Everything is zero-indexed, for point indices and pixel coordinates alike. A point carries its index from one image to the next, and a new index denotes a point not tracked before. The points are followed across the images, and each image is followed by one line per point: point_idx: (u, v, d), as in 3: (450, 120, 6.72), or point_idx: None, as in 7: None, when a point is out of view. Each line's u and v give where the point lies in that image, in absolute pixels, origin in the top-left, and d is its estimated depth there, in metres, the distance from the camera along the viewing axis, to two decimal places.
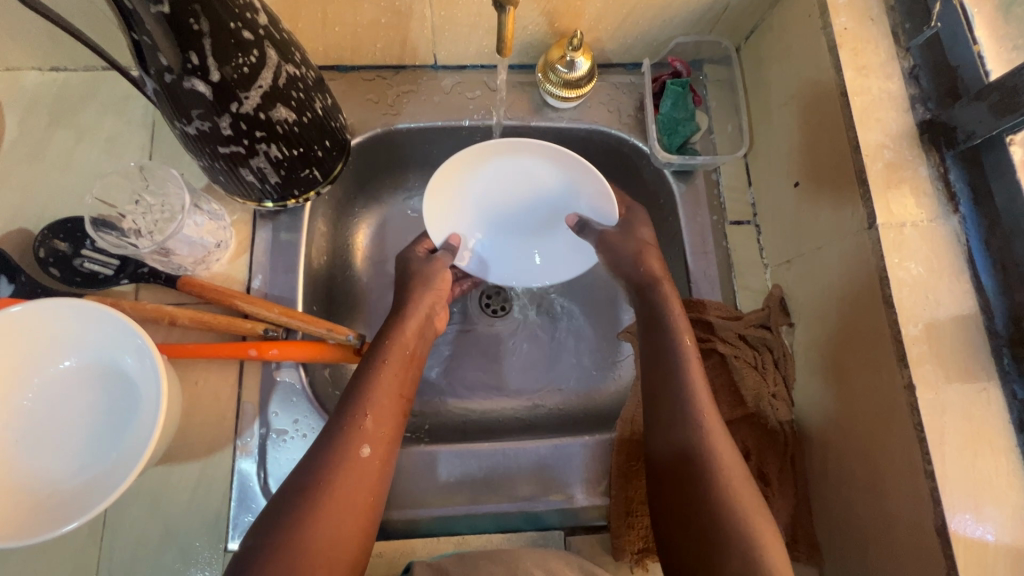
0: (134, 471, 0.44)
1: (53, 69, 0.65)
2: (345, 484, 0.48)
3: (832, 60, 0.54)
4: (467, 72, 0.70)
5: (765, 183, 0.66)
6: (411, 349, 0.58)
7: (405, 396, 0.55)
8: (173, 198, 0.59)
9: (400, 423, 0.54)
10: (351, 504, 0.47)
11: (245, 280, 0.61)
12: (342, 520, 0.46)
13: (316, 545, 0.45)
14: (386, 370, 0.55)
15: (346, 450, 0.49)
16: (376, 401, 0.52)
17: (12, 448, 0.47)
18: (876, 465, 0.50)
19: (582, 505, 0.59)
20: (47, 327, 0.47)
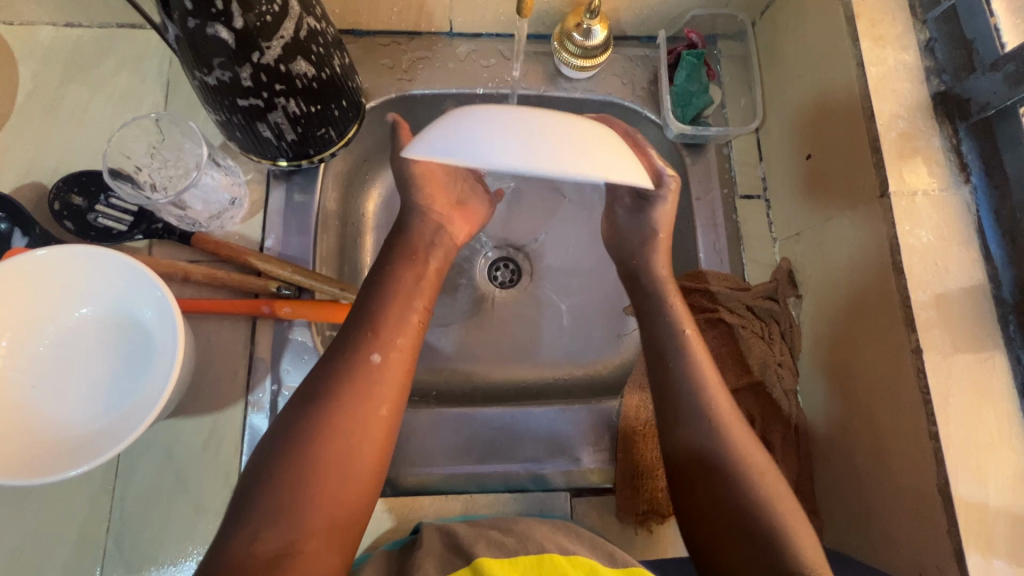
0: (151, 417, 0.44)
1: (68, 25, 0.65)
2: (360, 387, 0.49)
3: (849, 30, 0.54)
4: (482, 41, 0.70)
5: (776, 157, 0.66)
6: (422, 258, 0.59)
7: (418, 301, 0.56)
8: (191, 155, 0.59)
9: (417, 334, 0.54)
10: (365, 413, 0.48)
11: (258, 240, 0.62)
12: (355, 431, 0.47)
13: (331, 450, 0.46)
14: (394, 282, 0.56)
15: (358, 355, 0.50)
16: (388, 312, 0.53)
17: (28, 394, 0.48)
18: (879, 402, 0.52)
19: (589, 468, 0.59)
20: (68, 275, 0.47)
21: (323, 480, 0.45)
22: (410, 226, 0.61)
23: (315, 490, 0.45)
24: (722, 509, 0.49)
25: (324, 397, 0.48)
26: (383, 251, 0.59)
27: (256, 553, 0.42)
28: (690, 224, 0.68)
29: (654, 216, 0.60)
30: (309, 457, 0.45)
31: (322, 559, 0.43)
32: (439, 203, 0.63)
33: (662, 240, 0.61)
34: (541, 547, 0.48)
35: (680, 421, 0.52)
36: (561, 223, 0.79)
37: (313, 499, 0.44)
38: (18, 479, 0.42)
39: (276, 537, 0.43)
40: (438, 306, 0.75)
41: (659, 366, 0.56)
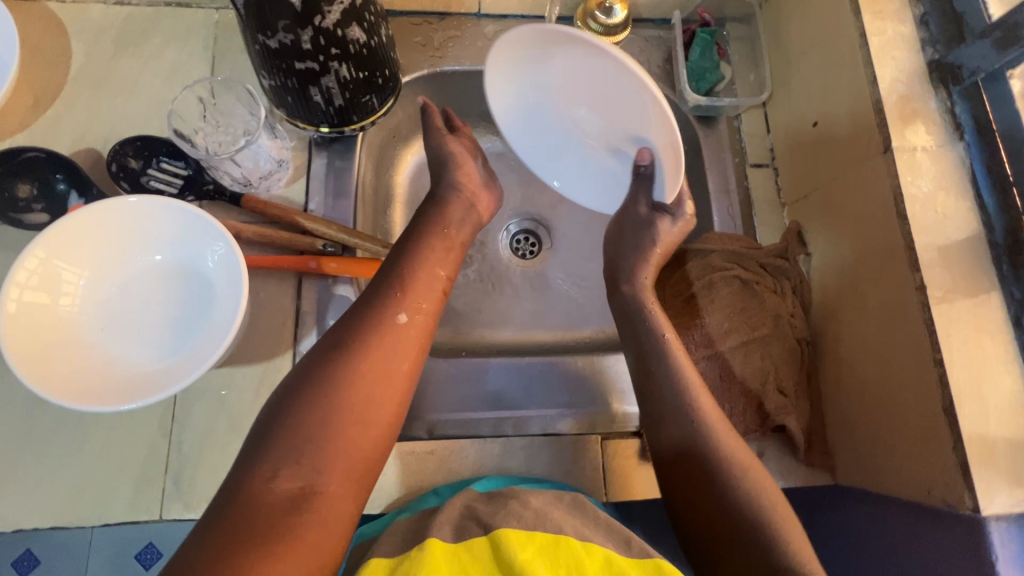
0: (218, 354, 0.47)
1: (118, 3, 0.69)
2: (385, 342, 0.51)
3: (852, 5, 0.60)
4: (508, 22, 0.75)
5: (784, 128, 0.71)
6: (443, 227, 0.62)
7: (445, 272, 0.59)
8: (248, 117, 0.64)
9: (438, 297, 0.57)
10: (386, 366, 0.50)
11: (302, 203, 0.65)
12: (378, 385, 0.49)
13: (355, 399, 0.48)
14: (422, 248, 0.59)
15: (386, 315, 0.52)
16: (413, 276, 0.56)
17: (96, 334, 0.50)
18: (890, 360, 0.55)
19: (618, 414, 0.62)
20: (147, 223, 0.51)
21: (350, 425, 0.47)
22: (436, 204, 0.64)
23: (337, 437, 0.46)
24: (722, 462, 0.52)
25: (354, 350, 0.50)
26: (410, 224, 0.62)
27: (276, 492, 0.43)
28: (704, 191, 0.73)
29: (656, 231, 0.62)
30: (332, 403, 0.47)
31: (339, 504, 0.45)
32: (470, 181, 0.66)
33: (658, 253, 0.63)
34: (557, 527, 0.49)
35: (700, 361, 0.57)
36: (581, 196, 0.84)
37: (332, 446, 0.46)
38: (96, 407, 0.45)
39: (294, 478, 0.44)
40: (465, 274, 0.79)
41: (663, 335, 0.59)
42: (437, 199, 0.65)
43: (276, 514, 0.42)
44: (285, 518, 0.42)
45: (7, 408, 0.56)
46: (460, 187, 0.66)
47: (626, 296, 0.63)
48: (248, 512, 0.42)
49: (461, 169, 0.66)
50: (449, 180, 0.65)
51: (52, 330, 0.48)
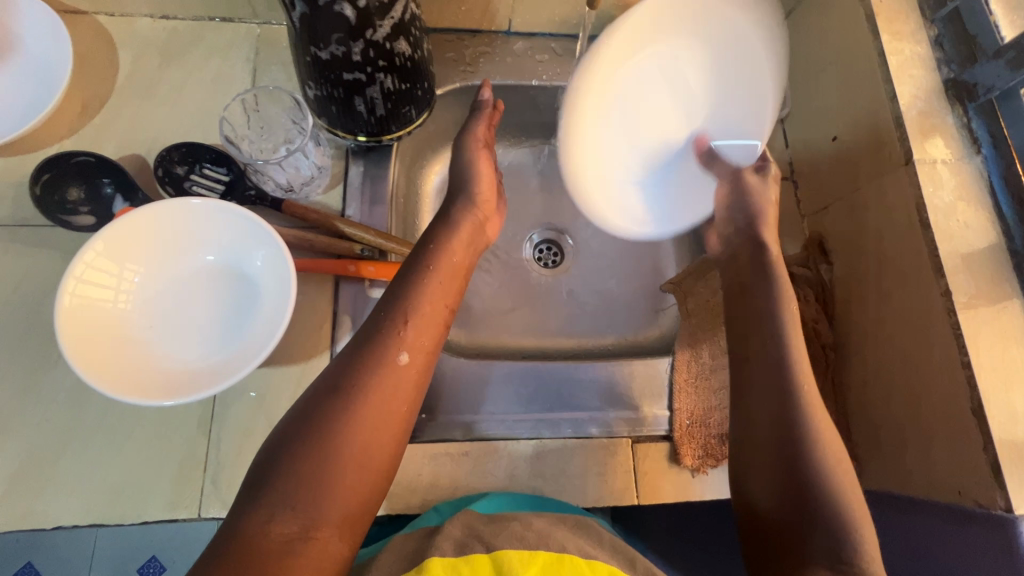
0: (265, 353, 0.48)
1: (163, 17, 0.71)
2: (385, 386, 0.50)
3: (870, 27, 0.63)
4: (536, 39, 0.78)
5: (802, 142, 0.74)
6: (453, 255, 0.60)
7: (449, 305, 0.57)
8: (297, 126, 0.67)
9: (441, 332, 0.56)
10: (385, 412, 0.49)
11: (340, 208, 0.67)
12: (374, 429, 0.48)
13: (355, 445, 0.47)
14: (427, 279, 0.57)
15: (386, 353, 0.51)
16: (418, 311, 0.54)
17: (145, 332, 0.51)
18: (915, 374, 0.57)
19: (647, 417, 0.64)
20: (200, 225, 0.53)
21: (346, 468, 0.46)
22: (448, 226, 0.63)
23: (336, 481, 0.46)
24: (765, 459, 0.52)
25: (355, 394, 0.49)
26: (419, 246, 0.60)
27: (271, 537, 0.42)
28: None
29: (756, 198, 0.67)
30: (332, 445, 0.46)
31: (335, 548, 0.44)
32: (485, 200, 0.67)
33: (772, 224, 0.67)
34: (566, 545, 0.51)
35: (755, 353, 0.57)
36: None
37: (333, 490, 0.45)
38: (148, 402, 0.46)
39: (290, 523, 0.43)
40: (492, 282, 0.81)
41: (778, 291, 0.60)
42: (449, 218, 0.64)
43: (276, 555, 0.42)
44: (279, 565, 0.41)
45: (49, 405, 0.56)
46: (467, 214, 0.65)
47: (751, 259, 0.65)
48: (246, 556, 0.41)
49: (476, 200, 0.66)
50: (465, 206, 0.65)
51: (107, 325, 0.50)
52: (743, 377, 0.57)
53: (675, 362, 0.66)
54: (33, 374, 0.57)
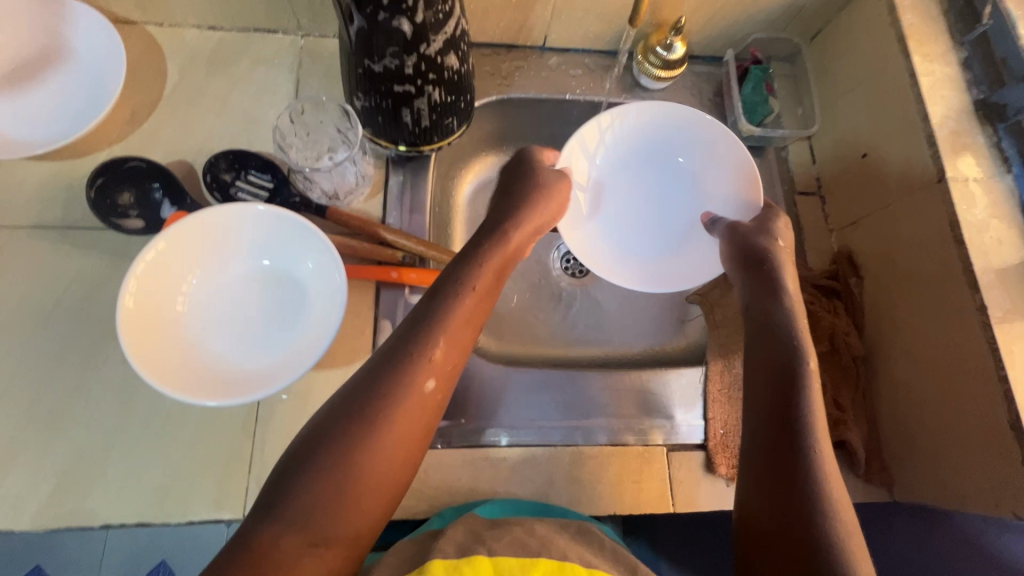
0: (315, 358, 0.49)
1: (210, 28, 0.73)
2: (407, 410, 0.46)
3: (901, 48, 0.65)
4: (570, 54, 0.80)
5: (830, 158, 0.76)
6: (496, 268, 0.55)
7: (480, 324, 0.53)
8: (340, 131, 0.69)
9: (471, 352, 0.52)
10: (409, 434, 0.46)
11: (381, 216, 0.69)
12: (395, 449, 0.46)
13: (367, 467, 0.45)
14: (466, 296, 0.52)
15: (419, 372, 0.48)
16: (454, 329, 0.50)
17: (198, 335, 0.52)
18: (952, 389, 0.58)
19: (681, 426, 0.65)
20: (256, 231, 0.54)
21: (363, 487, 0.44)
22: (495, 231, 0.58)
23: (352, 498, 0.44)
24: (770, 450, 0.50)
25: (376, 413, 0.46)
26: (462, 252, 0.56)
27: (282, 549, 0.41)
28: None
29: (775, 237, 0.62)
30: (353, 461, 0.44)
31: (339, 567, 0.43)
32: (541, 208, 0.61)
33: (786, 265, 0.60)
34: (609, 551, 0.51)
35: (780, 369, 0.53)
36: None
37: (344, 508, 0.43)
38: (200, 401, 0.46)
39: (302, 537, 0.42)
40: (521, 290, 0.82)
41: (781, 278, 0.59)
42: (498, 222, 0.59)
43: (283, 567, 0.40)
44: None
45: (97, 404, 0.57)
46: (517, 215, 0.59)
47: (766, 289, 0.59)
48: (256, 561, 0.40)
49: (533, 206, 0.60)
50: (515, 207, 0.60)
51: (164, 326, 0.51)
52: (768, 387, 0.53)
53: (709, 373, 0.67)
54: (82, 374, 0.58)
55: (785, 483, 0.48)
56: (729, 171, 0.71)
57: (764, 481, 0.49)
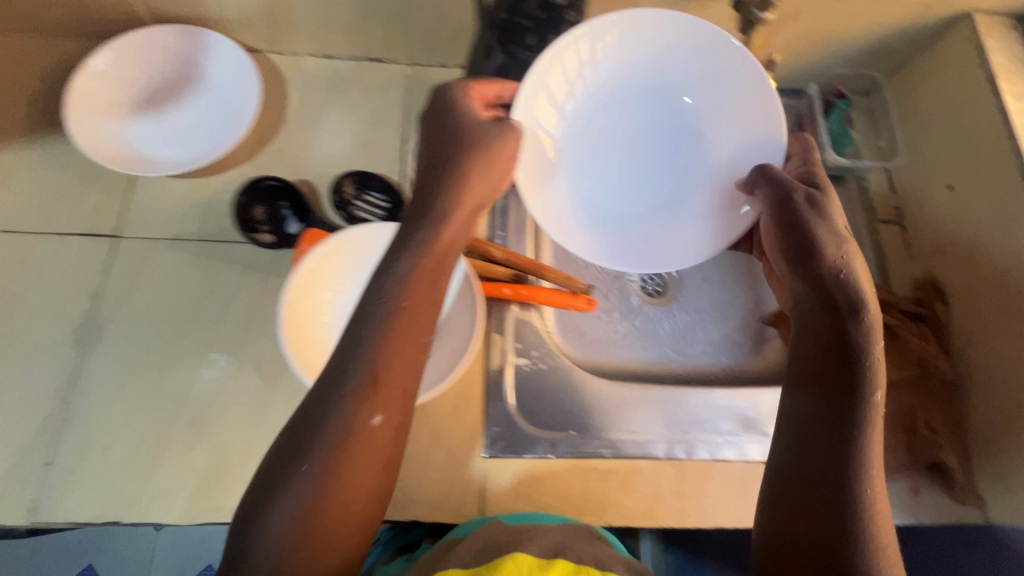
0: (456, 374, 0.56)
1: (327, 57, 0.78)
2: (348, 467, 0.42)
3: (992, 87, 0.68)
4: None
5: (912, 188, 0.79)
6: (428, 271, 0.47)
7: (428, 330, 0.47)
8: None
9: (419, 366, 0.46)
10: (359, 469, 0.42)
11: (488, 235, 0.73)
12: (348, 484, 0.42)
13: (313, 533, 0.41)
14: (398, 323, 0.45)
15: (356, 410, 0.43)
16: (389, 347, 0.44)
17: (347, 341, 0.60)
18: None
19: None
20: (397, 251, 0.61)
21: (317, 528, 0.41)
22: (423, 219, 0.50)
23: (314, 543, 0.41)
24: (796, 523, 0.45)
25: (315, 475, 0.41)
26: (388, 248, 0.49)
27: None
28: None
29: (831, 215, 0.55)
30: (304, 507, 0.41)
31: None
32: (483, 179, 0.53)
33: (839, 243, 0.54)
34: None
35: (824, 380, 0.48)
36: None
37: (309, 551, 0.40)
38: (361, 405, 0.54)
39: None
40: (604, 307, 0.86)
41: (857, 285, 0.51)
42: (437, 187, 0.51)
43: None
44: None
45: (237, 406, 0.61)
46: (451, 197, 0.51)
47: (830, 279, 0.52)
48: None
49: (461, 180, 0.52)
50: (454, 179, 0.52)
51: (320, 332, 0.58)
52: (812, 410, 0.48)
53: None
54: (221, 377, 0.62)
55: (832, 518, 0.44)
56: (748, 112, 0.66)
57: (800, 530, 0.45)
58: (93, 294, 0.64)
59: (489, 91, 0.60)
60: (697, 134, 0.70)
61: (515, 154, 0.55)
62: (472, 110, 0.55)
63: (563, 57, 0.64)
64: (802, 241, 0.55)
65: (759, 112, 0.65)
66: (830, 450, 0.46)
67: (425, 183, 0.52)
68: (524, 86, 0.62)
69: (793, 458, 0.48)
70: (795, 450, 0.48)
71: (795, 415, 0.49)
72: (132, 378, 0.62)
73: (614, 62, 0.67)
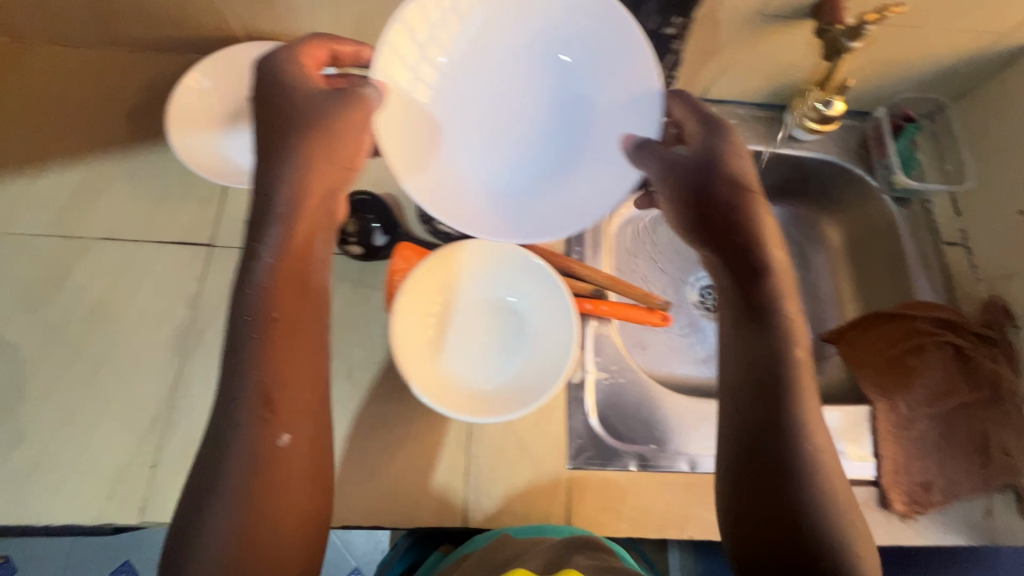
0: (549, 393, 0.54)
1: None
2: (273, 482, 0.45)
3: None
4: (724, 105, 0.86)
5: (979, 211, 0.79)
6: (292, 275, 0.50)
7: (277, 313, 0.49)
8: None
9: (300, 358, 0.49)
10: (280, 468, 0.45)
11: (565, 250, 0.75)
12: (275, 483, 0.45)
13: (251, 537, 0.43)
14: (274, 331, 0.48)
15: (263, 416, 0.46)
16: (268, 348, 0.48)
17: (445, 353, 0.61)
18: None
19: (854, 463, 0.69)
20: (496, 265, 0.62)
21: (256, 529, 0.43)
22: (269, 216, 0.50)
23: (258, 545, 0.43)
24: (758, 533, 0.45)
25: (235, 501, 0.44)
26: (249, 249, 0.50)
27: None
28: (903, 263, 0.82)
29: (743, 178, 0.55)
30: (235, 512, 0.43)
31: None
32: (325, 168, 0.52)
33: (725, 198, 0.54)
34: None
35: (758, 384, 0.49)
36: None
37: (254, 552, 0.43)
38: (458, 413, 0.54)
39: None
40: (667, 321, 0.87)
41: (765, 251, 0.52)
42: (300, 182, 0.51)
43: None
44: None
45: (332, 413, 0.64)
46: (297, 182, 0.51)
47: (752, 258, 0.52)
48: None
49: (305, 164, 0.51)
50: (287, 164, 0.51)
51: (422, 342, 0.60)
52: (753, 420, 0.48)
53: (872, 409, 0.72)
54: None
55: (787, 521, 0.45)
56: (633, 67, 0.58)
57: (762, 543, 0.45)
58: (190, 301, 0.67)
59: (339, 49, 0.57)
60: (529, 90, 0.65)
61: (366, 123, 0.53)
62: (304, 80, 0.53)
63: (424, 5, 0.55)
64: (710, 217, 0.54)
65: (637, 67, 0.58)
66: (775, 455, 0.46)
67: (262, 177, 0.51)
68: (380, 42, 0.54)
69: (738, 469, 0.48)
70: (739, 462, 0.48)
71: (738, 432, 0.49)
72: None
73: (475, 13, 0.59)
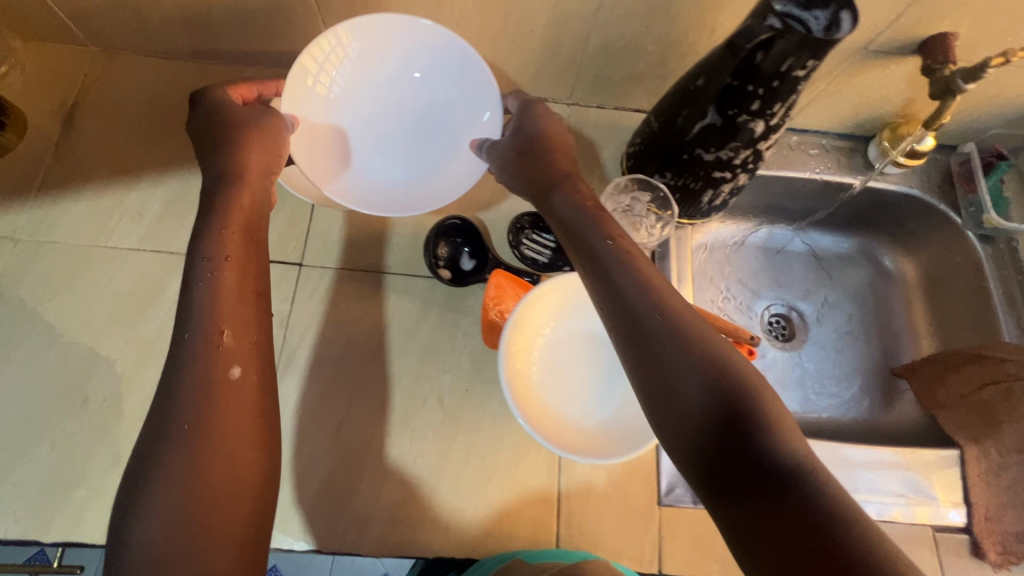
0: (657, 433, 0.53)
1: None
2: (221, 429, 0.45)
3: None
4: (807, 135, 0.85)
5: None
6: (239, 236, 0.53)
7: (230, 255, 0.52)
8: (638, 203, 0.72)
9: (257, 315, 0.51)
10: (227, 415, 0.45)
11: None
12: (227, 427, 0.45)
13: (200, 489, 0.42)
14: (227, 289, 0.50)
15: (215, 364, 0.47)
16: (219, 304, 0.49)
17: (544, 389, 0.60)
18: None
19: (943, 511, 0.69)
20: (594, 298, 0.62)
21: (202, 481, 0.43)
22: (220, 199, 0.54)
23: (206, 500, 0.42)
24: (717, 483, 0.40)
25: (190, 452, 0.43)
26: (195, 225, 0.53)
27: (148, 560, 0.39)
28: (988, 302, 0.80)
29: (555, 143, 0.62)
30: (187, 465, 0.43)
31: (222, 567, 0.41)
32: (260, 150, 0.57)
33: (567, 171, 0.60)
34: None
35: (648, 332, 0.46)
36: (827, 289, 0.91)
37: (197, 506, 0.42)
38: (565, 452, 0.53)
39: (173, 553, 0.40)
40: None
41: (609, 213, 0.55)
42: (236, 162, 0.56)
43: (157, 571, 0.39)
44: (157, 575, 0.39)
45: (423, 440, 0.64)
46: (234, 169, 0.56)
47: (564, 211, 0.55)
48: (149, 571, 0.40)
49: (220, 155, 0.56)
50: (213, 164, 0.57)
51: (523, 377, 0.59)
52: (663, 373, 0.44)
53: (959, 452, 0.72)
54: (406, 411, 0.64)
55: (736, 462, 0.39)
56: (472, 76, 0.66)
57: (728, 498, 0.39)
58: (281, 321, 0.67)
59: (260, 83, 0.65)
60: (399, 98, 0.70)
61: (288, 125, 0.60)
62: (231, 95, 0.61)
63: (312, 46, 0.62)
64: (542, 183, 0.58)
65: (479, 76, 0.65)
66: (703, 397, 0.42)
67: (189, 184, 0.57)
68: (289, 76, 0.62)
69: (675, 426, 0.43)
70: (674, 421, 0.43)
71: (652, 388, 0.45)
72: (322, 407, 0.64)
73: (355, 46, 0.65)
